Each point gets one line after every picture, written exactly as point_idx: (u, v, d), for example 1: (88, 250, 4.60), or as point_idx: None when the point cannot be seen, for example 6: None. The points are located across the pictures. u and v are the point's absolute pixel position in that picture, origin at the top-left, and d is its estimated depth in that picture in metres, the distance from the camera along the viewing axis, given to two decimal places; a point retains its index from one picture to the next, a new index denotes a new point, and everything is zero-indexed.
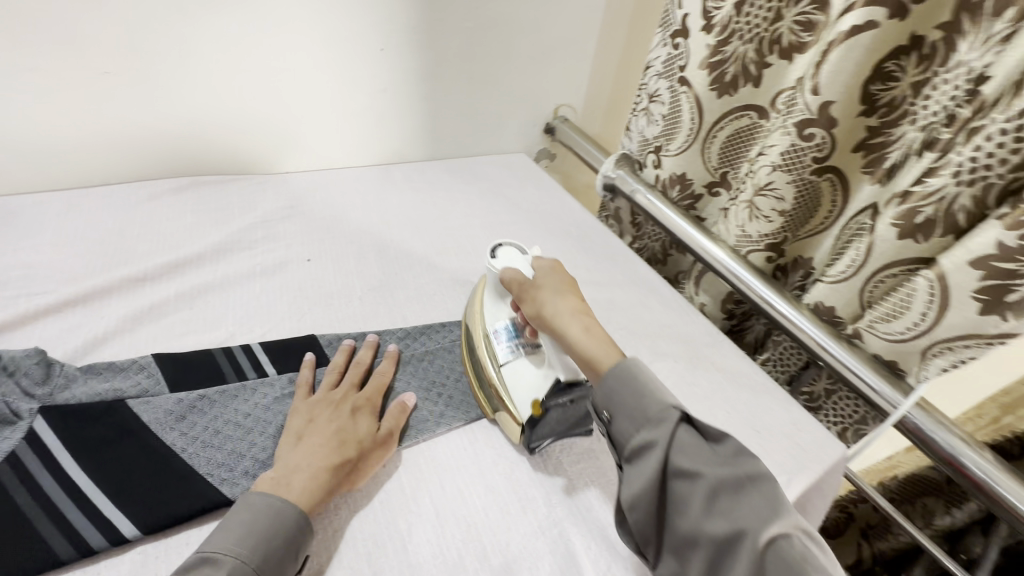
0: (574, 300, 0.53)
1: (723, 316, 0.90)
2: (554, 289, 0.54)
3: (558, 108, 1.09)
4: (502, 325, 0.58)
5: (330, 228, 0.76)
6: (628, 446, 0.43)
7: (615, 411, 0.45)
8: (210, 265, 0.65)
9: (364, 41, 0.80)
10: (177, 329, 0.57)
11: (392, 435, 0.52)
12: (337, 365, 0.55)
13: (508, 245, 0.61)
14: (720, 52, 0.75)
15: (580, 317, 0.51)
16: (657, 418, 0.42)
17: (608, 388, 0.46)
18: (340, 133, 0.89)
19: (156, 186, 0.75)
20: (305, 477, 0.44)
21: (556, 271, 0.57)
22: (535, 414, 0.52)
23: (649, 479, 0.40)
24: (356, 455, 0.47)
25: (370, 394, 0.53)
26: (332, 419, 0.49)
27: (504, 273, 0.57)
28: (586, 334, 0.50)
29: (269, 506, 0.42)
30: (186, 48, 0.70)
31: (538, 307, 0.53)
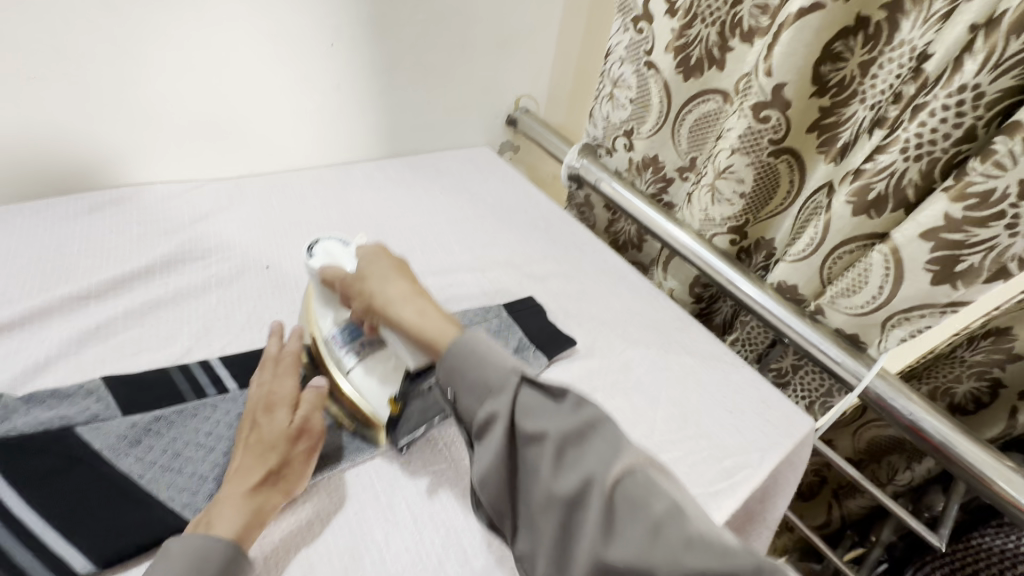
0: (405, 283, 0.53)
1: (692, 300, 0.91)
2: (382, 276, 0.53)
3: (519, 100, 1.08)
4: (337, 329, 0.55)
5: (289, 233, 0.73)
6: (477, 419, 0.44)
7: (456, 389, 0.45)
8: (160, 279, 0.62)
9: (313, 36, 0.77)
10: (126, 348, 0.54)
11: (315, 422, 0.48)
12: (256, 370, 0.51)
13: (325, 238, 0.58)
14: (685, 35, 0.75)
15: (413, 300, 0.51)
16: (497, 385, 0.44)
17: (449, 367, 0.46)
18: (294, 134, 0.85)
19: (95, 197, 0.70)
20: (225, 507, 0.41)
21: (383, 258, 0.55)
22: (393, 411, 0.52)
23: (497, 449, 0.42)
24: (275, 464, 0.44)
25: (280, 386, 0.49)
26: (247, 433, 0.46)
27: (325, 271, 0.55)
28: (421, 316, 0.50)
29: (198, 545, 0.38)
30: (122, 45, 0.66)
31: (371, 299, 0.52)
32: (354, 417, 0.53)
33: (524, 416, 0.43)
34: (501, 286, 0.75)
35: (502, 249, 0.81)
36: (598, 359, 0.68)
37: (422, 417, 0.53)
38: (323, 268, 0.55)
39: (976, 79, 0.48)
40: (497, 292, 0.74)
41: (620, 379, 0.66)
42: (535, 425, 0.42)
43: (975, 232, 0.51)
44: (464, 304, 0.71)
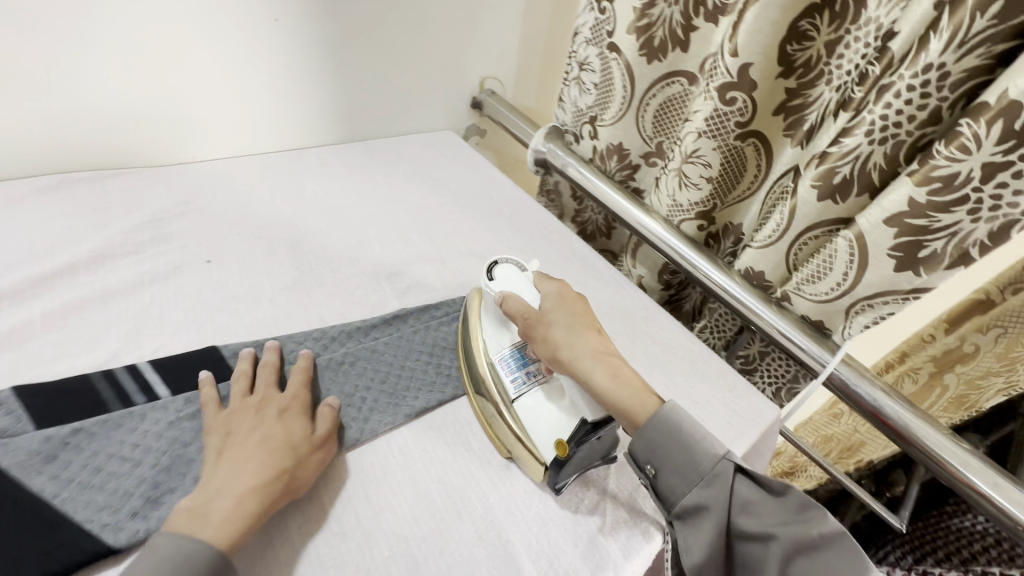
0: (586, 335, 0.53)
1: (661, 288, 0.89)
2: (566, 325, 0.53)
3: (484, 81, 1.04)
4: (503, 355, 0.54)
5: (234, 224, 0.68)
6: (681, 506, 0.45)
7: (660, 467, 0.46)
8: (86, 278, 0.57)
9: (255, 12, 0.71)
10: (46, 354, 0.49)
11: (329, 440, 0.47)
12: (243, 373, 0.49)
13: (505, 261, 0.59)
14: (648, 15, 0.72)
15: (606, 361, 0.51)
16: (708, 474, 0.45)
17: (649, 440, 0.47)
18: (241, 117, 0.80)
19: (15, 188, 0.64)
20: (231, 500, 0.40)
21: (563, 302, 0.55)
22: (558, 455, 0.48)
23: (712, 536, 0.43)
24: (291, 464, 0.43)
25: (293, 394, 0.49)
26: (258, 427, 0.45)
27: (506, 300, 0.55)
28: (613, 380, 0.50)
29: (178, 550, 0.36)
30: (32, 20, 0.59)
31: (556, 348, 0.52)
32: (518, 443, 0.50)
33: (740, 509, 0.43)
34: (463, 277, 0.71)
35: (465, 238, 0.78)
36: None
37: (586, 460, 0.50)
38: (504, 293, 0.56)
39: (942, 58, 0.46)
40: (459, 284, 0.71)
41: None
42: (749, 519, 0.42)
43: (938, 217, 0.50)
44: (423, 296, 0.67)
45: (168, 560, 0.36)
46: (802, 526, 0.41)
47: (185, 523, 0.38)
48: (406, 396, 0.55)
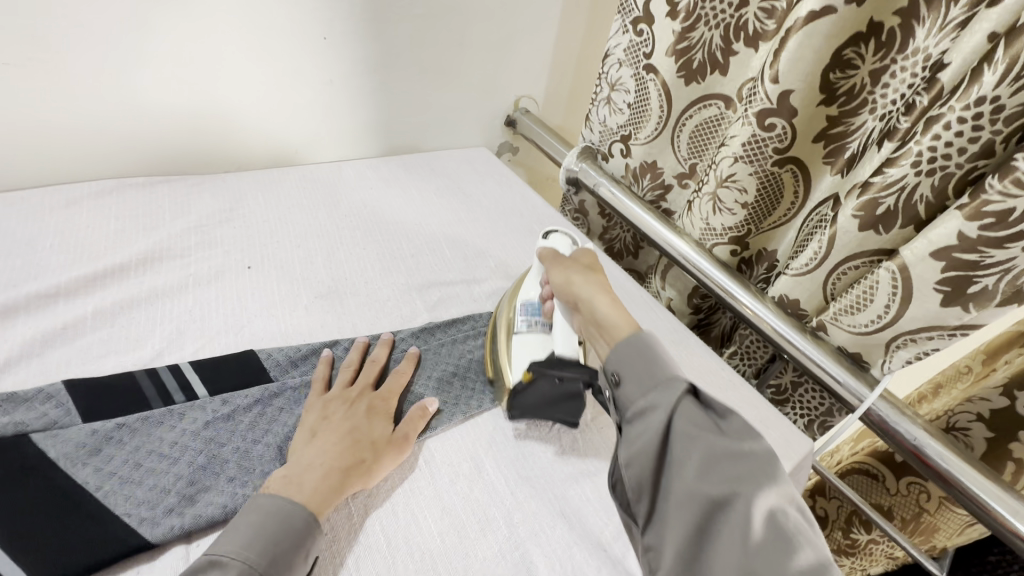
0: (602, 278, 0.57)
1: (690, 311, 0.88)
2: (587, 272, 0.58)
3: (518, 100, 1.05)
4: (527, 303, 0.61)
5: (275, 231, 0.71)
6: (632, 408, 0.44)
7: (623, 376, 0.47)
8: (135, 278, 0.59)
9: (305, 29, 0.75)
10: (95, 350, 0.52)
11: (408, 436, 0.50)
12: (352, 363, 0.55)
13: (559, 233, 0.69)
14: (687, 38, 0.74)
15: (606, 287, 0.56)
16: (665, 382, 0.44)
17: (620, 353, 0.48)
18: (287, 129, 0.83)
19: (75, 189, 0.68)
20: (317, 476, 0.44)
21: (587, 255, 0.62)
22: (521, 382, 0.54)
23: (656, 435, 0.41)
24: (368, 456, 0.47)
25: (386, 392, 0.53)
26: (346, 417, 0.49)
27: (542, 251, 0.63)
28: (613, 307, 0.53)
29: (280, 509, 0.41)
30: (106, 32, 0.63)
31: (569, 278, 0.58)
32: (502, 373, 0.57)
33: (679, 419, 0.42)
34: (492, 292, 0.72)
35: (496, 253, 0.79)
36: None
37: (540, 398, 0.54)
38: (543, 249, 0.64)
39: (996, 90, 0.45)
40: (488, 299, 0.71)
41: None
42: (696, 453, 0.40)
43: (990, 252, 0.49)
44: (452, 309, 0.68)
45: (271, 514, 0.40)
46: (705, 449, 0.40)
47: (279, 488, 0.42)
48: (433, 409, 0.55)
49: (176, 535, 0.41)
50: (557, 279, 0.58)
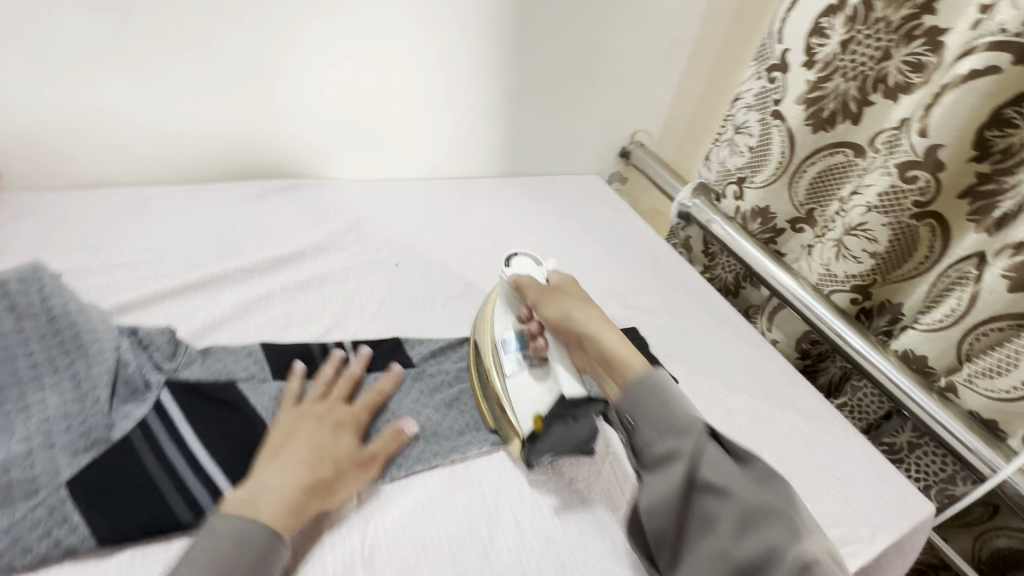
0: (594, 308, 0.56)
1: (797, 355, 0.87)
2: (582, 299, 0.57)
3: (635, 133, 1.10)
4: (512, 334, 0.58)
5: (417, 235, 0.80)
6: (650, 454, 0.44)
7: (638, 417, 0.45)
8: (310, 263, 0.70)
9: (464, 61, 0.85)
10: (281, 320, 0.62)
11: (377, 457, 0.49)
12: (326, 377, 0.53)
13: (524, 254, 0.63)
14: (820, 88, 0.75)
15: (617, 334, 0.53)
16: (683, 426, 0.43)
17: (632, 393, 0.46)
18: (430, 146, 0.93)
19: (265, 185, 0.81)
20: (275, 498, 0.42)
21: (572, 286, 0.59)
22: (534, 429, 0.52)
23: (677, 487, 0.41)
24: (332, 477, 0.45)
25: (356, 407, 0.51)
26: (313, 434, 0.47)
27: (522, 280, 0.59)
28: (620, 342, 0.52)
29: (234, 534, 0.39)
30: (312, 58, 0.75)
31: (564, 311, 0.55)
32: (500, 412, 0.54)
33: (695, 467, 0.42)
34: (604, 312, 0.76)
35: (609, 276, 0.83)
36: (699, 400, 0.67)
37: (560, 442, 0.53)
38: (518, 279, 0.60)
39: None
40: None
41: (720, 423, 0.64)
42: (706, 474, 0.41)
43: None
44: None
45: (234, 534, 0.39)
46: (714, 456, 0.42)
47: (237, 510, 0.40)
48: None
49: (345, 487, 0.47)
50: (550, 313, 0.55)
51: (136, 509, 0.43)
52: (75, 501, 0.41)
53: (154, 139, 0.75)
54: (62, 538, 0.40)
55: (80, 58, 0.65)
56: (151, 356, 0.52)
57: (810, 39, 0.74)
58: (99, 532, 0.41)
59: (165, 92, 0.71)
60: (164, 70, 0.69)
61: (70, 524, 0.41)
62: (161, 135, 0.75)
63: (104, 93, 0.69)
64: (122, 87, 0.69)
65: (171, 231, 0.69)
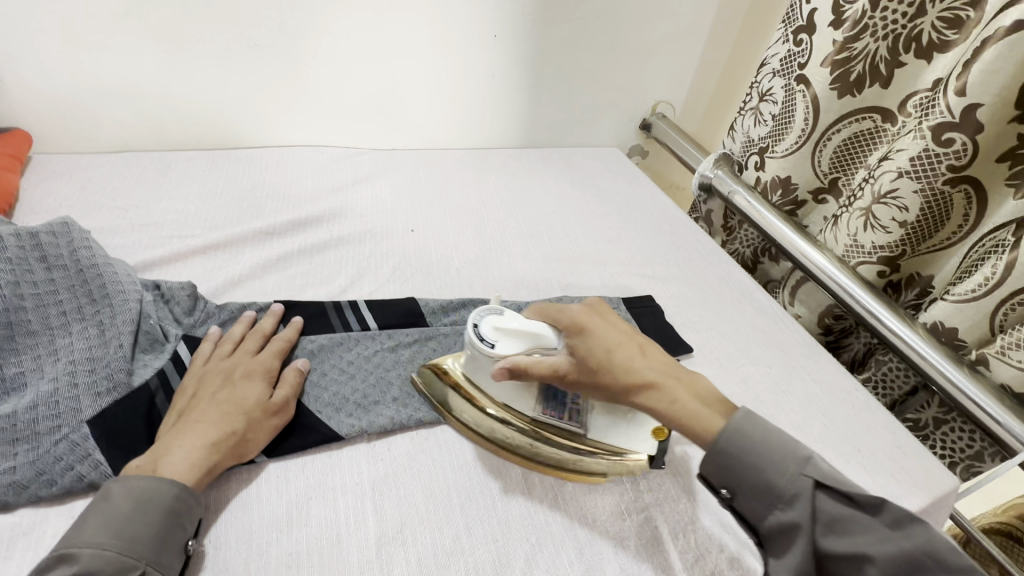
0: (625, 332, 0.48)
1: (820, 330, 0.85)
2: (617, 348, 0.46)
3: (657, 104, 1.07)
4: (544, 400, 0.49)
5: (432, 203, 0.80)
6: (765, 524, 0.40)
7: (737, 489, 0.42)
8: (325, 227, 0.71)
9: (480, 27, 0.83)
10: (297, 280, 0.63)
11: (290, 400, 0.48)
12: (234, 338, 0.52)
13: (485, 317, 0.48)
14: (849, 49, 0.71)
15: (659, 373, 0.46)
16: (790, 494, 0.39)
17: (724, 461, 0.42)
18: (448, 116, 0.92)
19: (284, 153, 0.82)
20: (183, 455, 0.41)
21: (594, 320, 0.47)
22: (660, 441, 0.49)
23: (802, 564, 0.38)
24: (243, 427, 0.44)
25: (262, 359, 0.50)
26: (217, 391, 0.46)
27: (512, 360, 0.46)
28: (689, 394, 0.45)
29: (130, 490, 0.39)
30: (328, 23, 0.75)
31: (614, 367, 0.45)
32: (614, 458, 0.49)
33: (835, 529, 0.38)
34: (620, 281, 0.75)
35: (626, 247, 0.82)
36: (715, 369, 0.65)
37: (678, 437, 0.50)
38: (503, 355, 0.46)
39: None
40: (617, 287, 0.74)
41: (736, 392, 0.63)
42: (842, 541, 0.38)
43: None
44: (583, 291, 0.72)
45: (134, 495, 0.38)
46: (915, 530, 0.36)
47: (135, 472, 0.40)
48: None
49: (357, 432, 0.49)
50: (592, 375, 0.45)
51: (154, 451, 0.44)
52: (97, 440, 0.43)
53: (179, 106, 0.76)
54: (85, 473, 0.42)
55: (103, 23, 0.66)
56: (171, 311, 0.54)
57: None
58: (120, 470, 0.42)
59: (183, 56, 0.72)
60: (186, 34, 0.70)
61: (92, 460, 0.42)
62: (183, 101, 0.76)
63: (128, 58, 0.70)
64: (144, 52, 0.70)
65: (194, 195, 0.70)
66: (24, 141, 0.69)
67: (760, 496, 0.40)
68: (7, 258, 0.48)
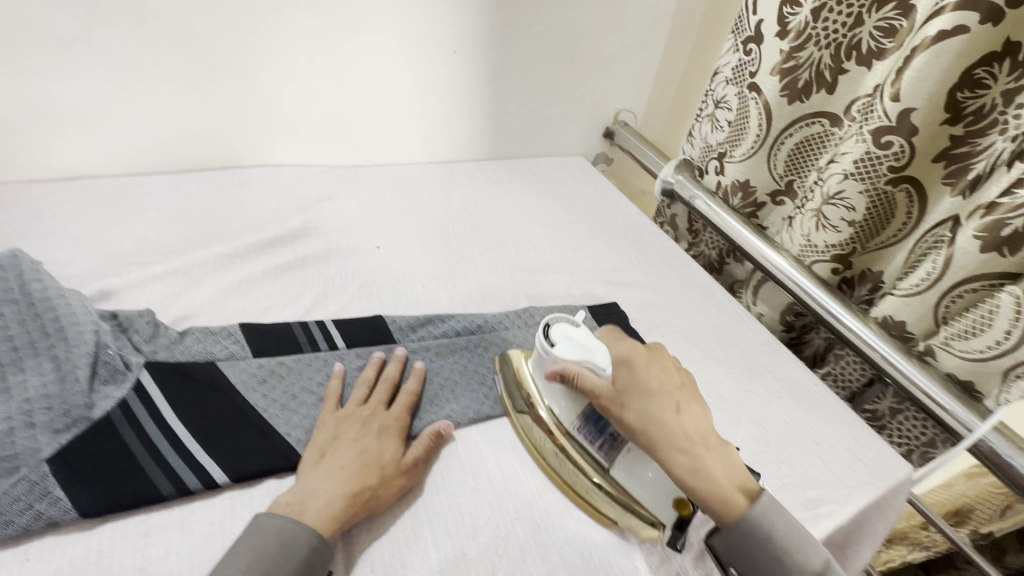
0: (671, 379, 0.50)
1: (782, 328, 0.87)
2: (648, 390, 0.48)
3: (619, 113, 1.10)
4: (582, 421, 0.50)
5: (398, 218, 0.80)
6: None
7: (750, 575, 0.43)
8: (290, 247, 0.70)
9: (439, 44, 0.84)
10: (262, 303, 0.62)
11: (418, 463, 0.48)
12: (366, 380, 0.53)
13: (561, 321, 0.53)
14: (795, 58, 0.74)
15: (689, 434, 0.46)
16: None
17: (736, 546, 0.43)
18: (412, 131, 0.93)
19: (246, 173, 0.81)
20: (322, 503, 0.43)
21: (639, 361, 0.49)
22: (683, 516, 0.47)
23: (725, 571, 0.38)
24: (377, 482, 0.45)
25: (396, 412, 0.51)
26: (358, 439, 0.47)
27: (566, 368, 0.49)
28: (718, 462, 0.45)
29: (284, 530, 0.40)
30: (286, 44, 0.75)
31: (648, 416, 0.47)
32: (628, 512, 0.48)
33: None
34: (586, 288, 0.77)
35: (592, 254, 0.83)
36: None
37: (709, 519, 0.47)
38: (560, 362, 0.50)
39: None
40: (583, 294, 0.76)
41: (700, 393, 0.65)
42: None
43: None
44: (550, 301, 0.73)
45: (276, 535, 0.40)
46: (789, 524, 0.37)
47: (284, 511, 0.42)
48: None
49: None
50: (631, 415, 0.47)
51: (115, 484, 0.43)
52: (56, 476, 0.42)
53: (134, 130, 0.75)
54: (44, 511, 0.41)
55: (51, 50, 0.65)
56: (131, 339, 0.53)
57: (784, 8, 0.74)
58: (81, 505, 0.42)
59: (136, 81, 0.71)
60: (139, 58, 0.69)
61: (51, 497, 0.41)
62: (139, 124, 0.75)
63: (80, 84, 0.69)
64: (96, 79, 0.69)
65: (154, 221, 0.69)
66: None
67: (766, 563, 0.42)
68: None
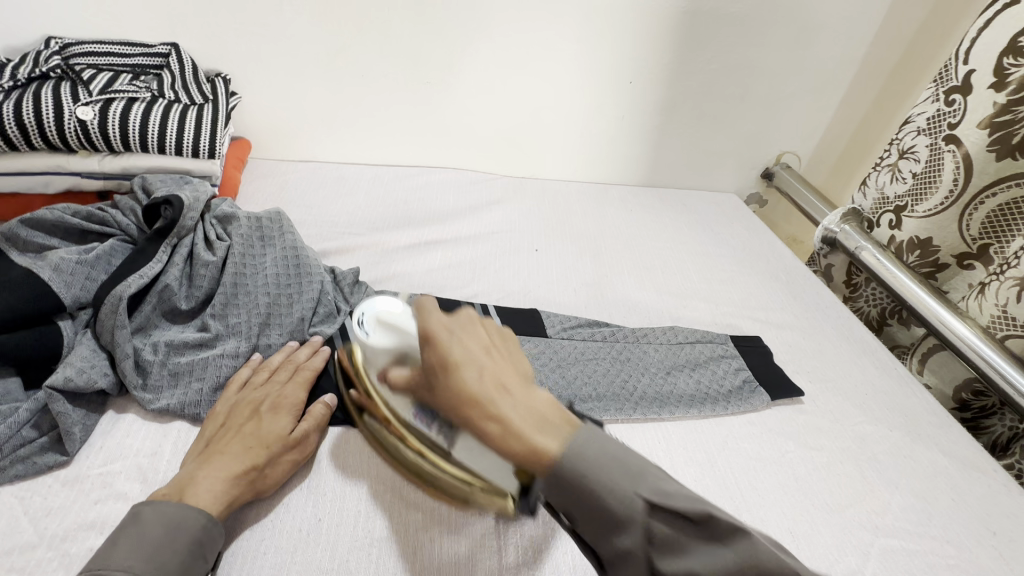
0: (480, 331, 0.42)
1: (955, 404, 0.79)
2: (462, 349, 0.39)
3: (782, 155, 1.08)
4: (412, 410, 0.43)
5: (555, 228, 0.87)
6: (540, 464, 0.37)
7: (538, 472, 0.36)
8: (464, 238, 0.80)
9: (617, 73, 0.91)
10: (438, 281, 0.72)
11: (309, 437, 0.49)
12: (270, 365, 0.53)
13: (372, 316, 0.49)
14: (1010, 112, 0.67)
15: (497, 376, 0.38)
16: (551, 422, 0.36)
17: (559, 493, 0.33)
18: (575, 152, 1.00)
19: (432, 174, 0.94)
20: (202, 488, 0.42)
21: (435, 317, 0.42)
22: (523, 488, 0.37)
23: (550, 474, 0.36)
24: (264, 462, 0.44)
25: (290, 390, 0.50)
26: (246, 423, 0.47)
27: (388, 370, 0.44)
28: (525, 400, 0.37)
29: (165, 520, 0.39)
30: (485, 67, 0.87)
31: (461, 375, 0.38)
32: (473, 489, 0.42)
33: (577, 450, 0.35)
34: (731, 320, 0.76)
35: (742, 290, 0.83)
36: (830, 421, 0.64)
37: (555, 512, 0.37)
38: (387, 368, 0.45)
39: None
40: (726, 325, 0.75)
41: (851, 447, 0.61)
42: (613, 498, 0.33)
43: None
44: (694, 326, 0.74)
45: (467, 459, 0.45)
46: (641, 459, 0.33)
47: (163, 498, 0.40)
48: (674, 401, 0.61)
49: None
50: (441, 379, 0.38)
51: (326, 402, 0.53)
52: None
53: (355, 128, 0.91)
54: None
55: (316, 61, 0.83)
56: (342, 291, 0.64)
57: (1003, 58, 0.67)
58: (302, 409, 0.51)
59: (367, 87, 0.87)
60: (373, 69, 0.85)
61: None
62: (361, 125, 0.91)
63: (328, 89, 0.86)
64: (340, 86, 0.86)
65: (362, 202, 0.84)
66: (246, 147, 0.86)
67: (594, 520, 0.33)
68: (241, 235, 0.59)
